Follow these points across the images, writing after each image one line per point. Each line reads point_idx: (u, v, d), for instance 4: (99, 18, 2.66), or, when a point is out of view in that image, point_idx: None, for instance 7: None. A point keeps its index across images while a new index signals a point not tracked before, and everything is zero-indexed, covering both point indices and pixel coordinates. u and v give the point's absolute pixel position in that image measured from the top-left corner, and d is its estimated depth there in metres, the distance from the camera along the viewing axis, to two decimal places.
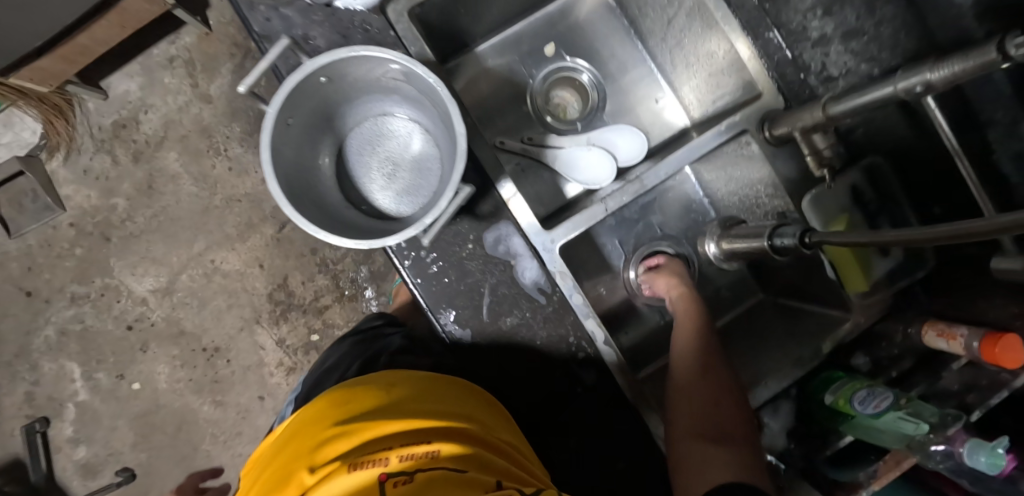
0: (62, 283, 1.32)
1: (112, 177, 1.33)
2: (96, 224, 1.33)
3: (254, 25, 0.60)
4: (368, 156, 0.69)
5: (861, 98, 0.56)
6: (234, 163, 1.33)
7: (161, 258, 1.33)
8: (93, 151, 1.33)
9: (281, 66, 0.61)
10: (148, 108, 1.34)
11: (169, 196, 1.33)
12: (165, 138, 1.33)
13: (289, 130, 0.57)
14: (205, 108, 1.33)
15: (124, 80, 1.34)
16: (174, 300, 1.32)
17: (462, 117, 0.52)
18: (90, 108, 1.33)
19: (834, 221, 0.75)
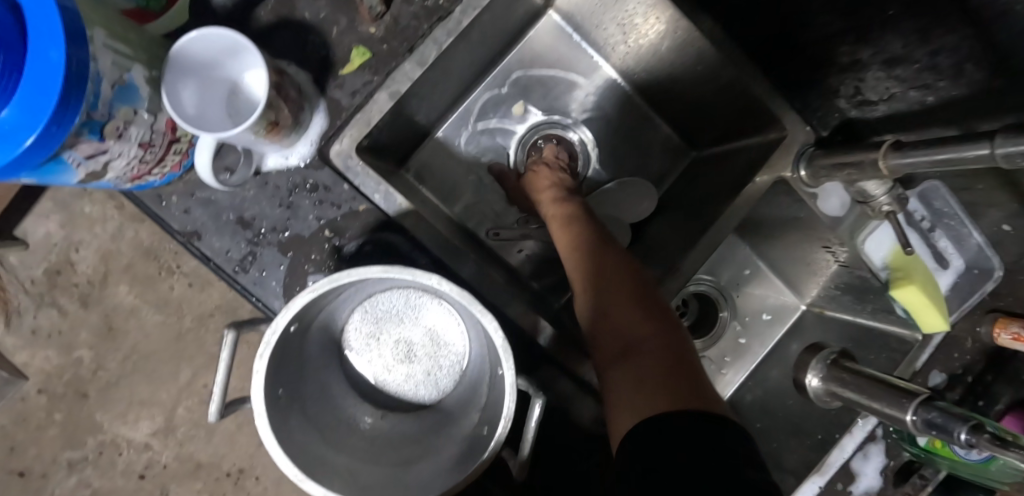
0: (51, 455, 1.09)
1: (66, 329, 1.07)
2: (67, 383, 1.08)
3: (173, 223, 0.49)
4: (369, 346, 0.50)
5: (932, 155, 0.39)
6: (192, 276, 1.07)
7: (150, 399, 1.09)
8: (35, 308, 1.06)
9: (220, 261, 0.49)
10: (78, 244, 1.05)
11: (135, 332, 1.07)
12: (109, 272, 1.06)
13: (305, 385, 0.45)
14: (140, 228, 1.05)
15: (40, 221, 1.05)
16: (178, 439, 1.09)
17: (495, 323, 0.39)
18: (15, 262, 1.05)
19: (898, 272, 0.55)
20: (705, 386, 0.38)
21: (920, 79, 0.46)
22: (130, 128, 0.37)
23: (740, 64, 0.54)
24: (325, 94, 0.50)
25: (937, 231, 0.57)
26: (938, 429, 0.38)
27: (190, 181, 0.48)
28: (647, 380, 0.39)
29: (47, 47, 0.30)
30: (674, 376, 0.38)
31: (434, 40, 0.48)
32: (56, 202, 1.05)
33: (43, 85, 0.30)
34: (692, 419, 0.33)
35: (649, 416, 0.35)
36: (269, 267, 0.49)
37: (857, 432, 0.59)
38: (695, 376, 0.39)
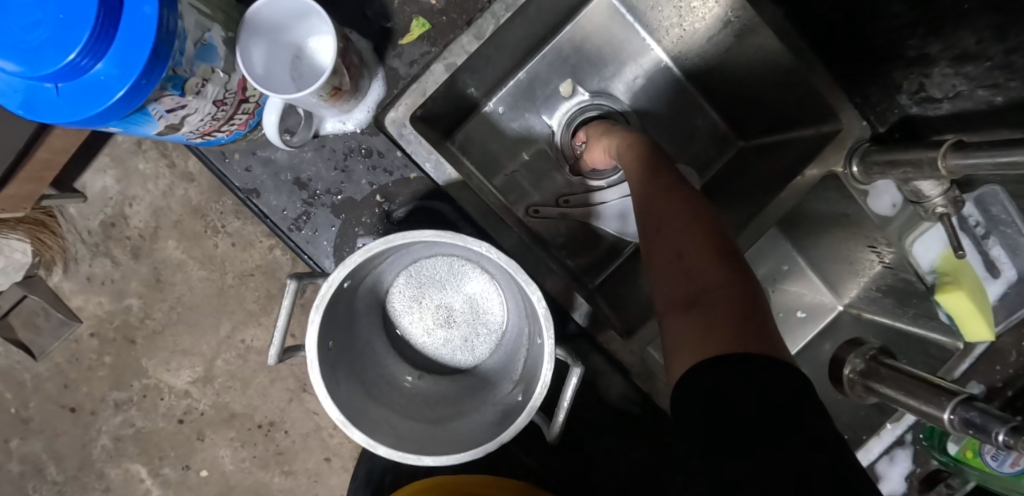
0: (100, 393, 1.10)
1: (118, 278, 1.08)
2: (118, 328, 1.10)
3: (234, 179, 0.51)
4: (412, 309, 0.52)
5: (996, 157, 0.38)
6: (236, 237, 1.08)
7: (192, 349, 1.10)
8: (90, 257, 1.07)
9: (277, 219, 0.51)
10: (132, 200, 1.07)
11: (181, 285, 1.09)
12: (160, 227, 1.07)
13: (353, 342, 0.48)
14: (190, 188, 1.06)
15: (98, 176, 1.06)
16: (216, 387, 1.11)
17: (538, 292, 0.40)
18: (73, 212, 1.07)
19: (948, 275, 0.52)
20: (774, 343, 0.36)
21: (991, 78, 0.44)
22: (206, 85, 0.40)
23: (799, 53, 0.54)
24: (384, 63, 0.51)
25: (991, 239, 0.54)
26: (976, 428, 0.39)
27: (253, 140, 0.50)
28: (714, 322, 0.37)
29: (141, 3, 0.32)
30: (747, 329, 0.36)
31: (492, 15, 0.49)
32: (114, 158, 1.06)
33: (137, 39, 0.32)
34: (760, 386, 0.32)
35: (711, 373, 0.33)
36: (322, 227, 0.51)
37: (885, 436, 0.58)
38: (764, 328, 0.37)
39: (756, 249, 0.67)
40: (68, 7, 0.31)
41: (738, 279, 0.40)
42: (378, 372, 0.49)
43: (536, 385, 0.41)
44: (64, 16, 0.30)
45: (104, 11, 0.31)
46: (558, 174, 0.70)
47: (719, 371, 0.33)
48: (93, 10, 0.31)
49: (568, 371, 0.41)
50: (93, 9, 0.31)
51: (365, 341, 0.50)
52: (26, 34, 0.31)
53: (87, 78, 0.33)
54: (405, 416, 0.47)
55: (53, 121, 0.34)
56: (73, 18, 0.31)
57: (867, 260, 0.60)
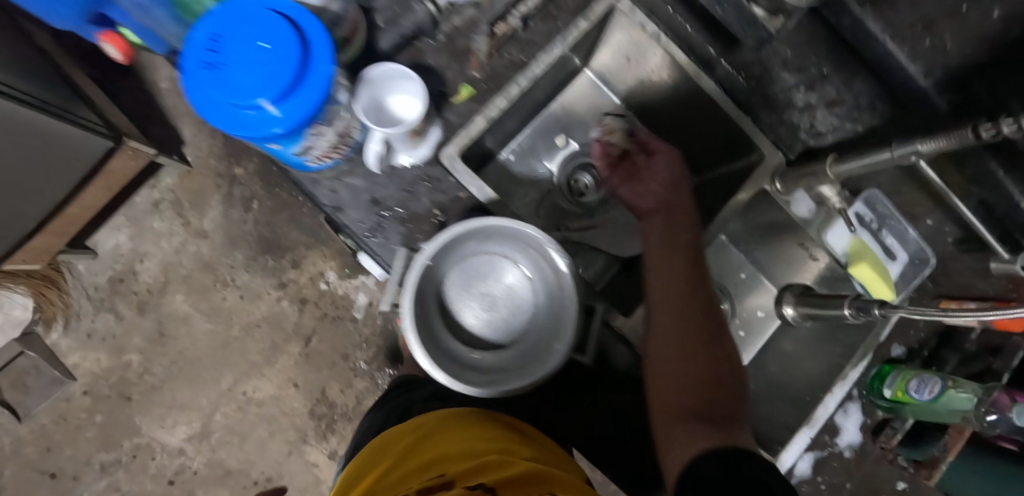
0: (85, 455, 1.27)
1: (120, 333, 1.30)
2: (113, 385, 1.29)
3: (323, 198, 0.66)
4: (463, 298, 0.66)
5: (863, 161, 0.59)
6: (243, 289, 1.33)
7: (189, 403, 1.30)
8: (93, 312, 1.30)
9: (356, 230, 0.66)
10: (143, 256, 1.32)
11: (184, 339, 1.31)
12: (168, 282, 1.32)
13: (424, 315, 0.62)
14: (202, 244, 1.33)
15: (111, 233, 1.32)
16: (212, 444, 1.29)
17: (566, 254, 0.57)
18: (81, 269, 1.31)
19: (857, 251, 0.70)
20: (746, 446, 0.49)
21: (851, 115, 0.66)
22: (335, 119, 0.56)
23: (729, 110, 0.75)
24: (440, 115, 0.69)
25: (884, 230, 0.71)
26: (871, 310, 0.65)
27: (340, 169, 0.66)
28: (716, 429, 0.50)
29: (321, 64, 0.50)
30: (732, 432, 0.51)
31: (518, 81, 0.68)
32: (128, 217, 1.33)
33: (315, 86, 0.50)
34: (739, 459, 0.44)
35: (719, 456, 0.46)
36: (392, 235, 0.66)
37: (836, 392, 0.73)
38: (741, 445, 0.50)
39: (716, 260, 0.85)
40: (278, 64, 0.48)
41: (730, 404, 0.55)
42: (442, 344, 0.62)
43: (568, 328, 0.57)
44: (277, 70, 0.48)
45: (299, 68, 0.49)
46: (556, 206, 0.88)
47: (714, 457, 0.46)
48: (294, 67, 0.48)
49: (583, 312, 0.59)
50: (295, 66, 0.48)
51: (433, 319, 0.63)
52: (246, 77, 0.48)
53: (275, 106, 0.49)
54: (466, 375, 0.60)
55: (243, 134, 0.50)
56: (280, 70, 0.48)
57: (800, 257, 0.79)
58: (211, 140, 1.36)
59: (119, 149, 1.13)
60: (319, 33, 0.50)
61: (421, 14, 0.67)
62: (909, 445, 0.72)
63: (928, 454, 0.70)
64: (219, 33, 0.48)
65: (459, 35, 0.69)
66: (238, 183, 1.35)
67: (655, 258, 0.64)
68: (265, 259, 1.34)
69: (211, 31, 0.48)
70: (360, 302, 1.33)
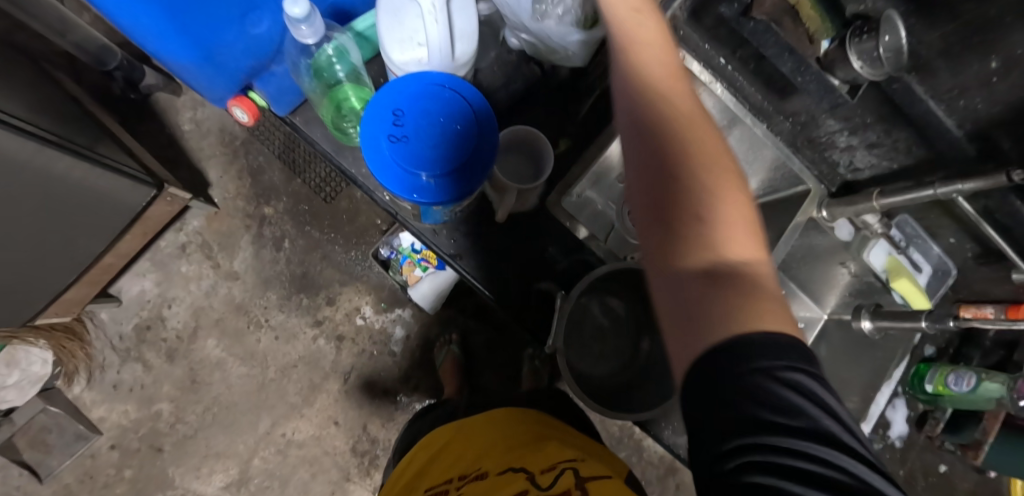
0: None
1: (148, 382, 1.26)
2: (143, 437, 1.24)
3: (444, 247, 0.70)
4: (584, 330, 0.70)
5: (907, 196, 0.72)
6: (277, 330, 1.32)
7: (226, 450, 1.27)
8: (119, 363, 1.25)
9: (475, 274, 0.71)
10: (171, 301, 1.29)
11: (218, 384, 1.28)
12: (199, 326, 1.29)
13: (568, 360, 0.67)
14: (234, 285, 1.32)
15: (136, 280, 1.29)
16: (252, 489, 1.26)
17: None
18: (104, 318, 1.26)
19: (895, 266, 0.81)
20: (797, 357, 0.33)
21: (889, 156, 0.78)
22: None
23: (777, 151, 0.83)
24: None
25: (911, 248, 0.82)
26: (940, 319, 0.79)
27: (457, 218, 0.71)
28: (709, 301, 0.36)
29: (489, 137, 0.55)
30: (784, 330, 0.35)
31: (607, 129, 0.75)
32: (154, 262, 1.30)
33: (484, 157, 0.55)
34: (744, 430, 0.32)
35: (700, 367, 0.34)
36: (509, 277, 0.71)
37: (885, 390, 0.84)
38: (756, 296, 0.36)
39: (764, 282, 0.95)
40: (456, 136, 0.54)
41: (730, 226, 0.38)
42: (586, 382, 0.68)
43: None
44: (454, 141, 0.54)
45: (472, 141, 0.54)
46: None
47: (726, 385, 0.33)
48: (469, 140, 0.54)
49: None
50: (469, 138, 0.54)
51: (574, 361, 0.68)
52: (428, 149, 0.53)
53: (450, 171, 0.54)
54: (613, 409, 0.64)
55: (416, 198, 0.54)
56: (456, 141, 0.54)
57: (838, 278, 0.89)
58: (240, 181, 1.34)
59: (160, 197, 1.11)
60: (487, 107, 0.55)
61: (533, 76, 0.73)
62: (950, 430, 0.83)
63: (970, 437, 0.81)
64: (401, 108, 0.54)
65: (556, 92, 0.74)
66: (268, 222, 1.34)
67: (634, 82, 0.43)
68: (299, 297, 1.33)
69: (393, 106, 0.54)
70: (397, 335, 1.35)
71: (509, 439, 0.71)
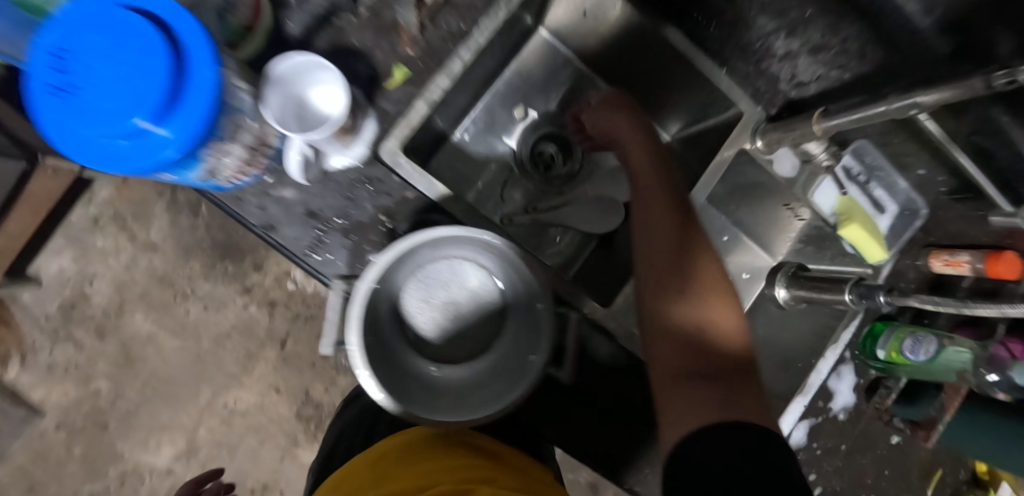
0: (73, 488, 1.23)
1: (83, 362, 1.22)
2: (87, 415, 1.22)
3: (251, 218, 0.58)
4: (424, 309, 0.60)
5: (855, 114, 0.54)
6: (206, 300, 1.24)
7: (171, 423, 1.24)
8: (51, 345, 1.21)
9: (294, 248, 0.58)
10: (92, 278, 1.22)
11: (153, 359, 1.23)
12: (125, 302, 1.22)
13: (379, 344, 0.55)
14: (154, 257, 1.23)
15: (52, 258, 1.21)
16: (201, 459, 1.26)
17: None
18: (27, 300, 1.21)
19: (848, 210, 0.67)
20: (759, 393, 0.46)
21: (838, 62, 0.60)
22: (240, 132, 0.48)
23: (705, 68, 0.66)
24: (373, 104, 0.59)
25: (872, 183, 0.68)
26: (869, 297, 0.62)
27: (265, 182, 0.57)
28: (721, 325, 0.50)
29: (201, 69, 0.41)
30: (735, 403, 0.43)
31: (459, 56, 0.59)
32: (68, 237, 1.21)
33: (199, 99, 0.41)
34: (753, 441, 0.39)
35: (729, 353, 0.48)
36: (337, 250, 0.58)
37: (829, 356, 0.70)
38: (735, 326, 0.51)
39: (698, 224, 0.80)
40: (144, 77, 0.39)
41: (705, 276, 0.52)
42: (406, 368, 0.57)
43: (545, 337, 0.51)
44: (141, 84, 0.39)
45: (174, 77, 0.40)
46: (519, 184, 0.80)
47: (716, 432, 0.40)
48: (163, 80, 0.39)
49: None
50: (163, 78, 0.39)
51: (390, 343, 0.57)
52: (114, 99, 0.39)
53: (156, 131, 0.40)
54: (431, 403, 0.53)
55: (123, 169, 0.40)
56: (147, 83, 0.39)
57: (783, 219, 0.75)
58: None
59: (38, 170, 1.00)
60: (193, 27, 0.40)
61: None
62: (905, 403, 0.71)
63: (925, 414, 0.69)
64: (60, 42, 0.38)
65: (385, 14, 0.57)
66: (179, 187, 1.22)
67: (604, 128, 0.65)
68: (224, 265, 1.24)
69: (49, 42, 0.38)
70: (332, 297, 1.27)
71: (470, 464, 0.48)
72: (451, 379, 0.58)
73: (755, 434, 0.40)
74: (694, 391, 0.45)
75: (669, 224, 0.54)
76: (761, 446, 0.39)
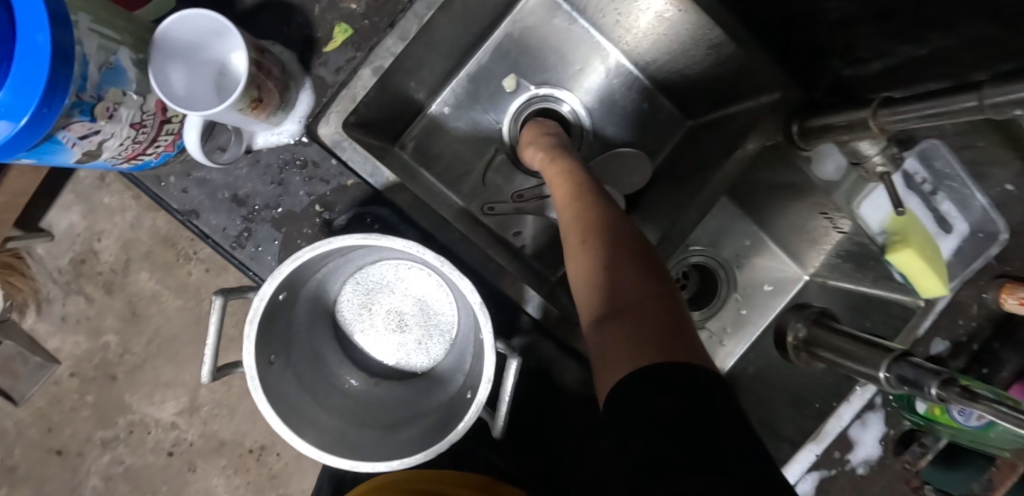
0: (85, 434, 1.10)
1: (93, 314, 1.08)
2: (97, 366, 1.09)
3: (172, 202, 0.51)
4: (362, 316, 0.51)
5: (929, 111, 0.40)
6: (208, 262, 1.07)
7: (175, 380, 1.09)
8: (63, 296, 1.08)
9: (218, 238, 0.51)
10: (100, 235, 1.06)
11: (157, 316, 1.08)
12: (130, 260, 1.07)
13: (298, 360, 0.47)
14: (158, 217, 1.06)
15: (62, 214, 1.06)
16: (203, 416, 1.10)
17: (469, 282, 0.40)
18: (42, 252, 1.06)
19: (901, 235, 0.55)
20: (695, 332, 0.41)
21: (911, 34, 0.45)
22: (120, 108, 0.40)
23: (742, 42, 0.55)
24: (310, 72, 0.51)
25: (938, 194, 0.57)
26: (910, 385, 0.37)
27: (187, 161, 0.50)
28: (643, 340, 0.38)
29: (32, 32, 0.33)
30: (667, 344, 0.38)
31: (414, 14, 0.49)
32: (78, 194, 1.05)
33: (31, 71, 0.33)
34: (686, 384, 0.34)
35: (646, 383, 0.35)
36: (264, 243, 0.51)
37: (854, 400, 0.59)
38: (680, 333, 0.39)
39: (718, 224, 0.70)
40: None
41: (635, 278, 0.43)
42: (333, 387, 0.49)
43: (480, 380, 0.41)
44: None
45: None
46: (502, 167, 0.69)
47: (645, 377, 0.35)
48: None
49: (506, 360, 0.41)
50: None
51: (315, 357, 0.49)
52: None
53: None
54: (352, 430, 0.45)
55: None
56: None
57: (819, 229, 0.63)
58: None
59: None
60: None
61: None
62: (941, 468, 0.61)
63: (965, 487, 0.60)
64: None
65: None
66: None
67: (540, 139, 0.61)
68: None
69: None
70: None
71: None
72: (387, 399, 0.50)
73: (689, 375, 0.35)
74: (621, 337, 0.40)
75: (581, 191, 0.51)
76: (696, 389, 0.34)
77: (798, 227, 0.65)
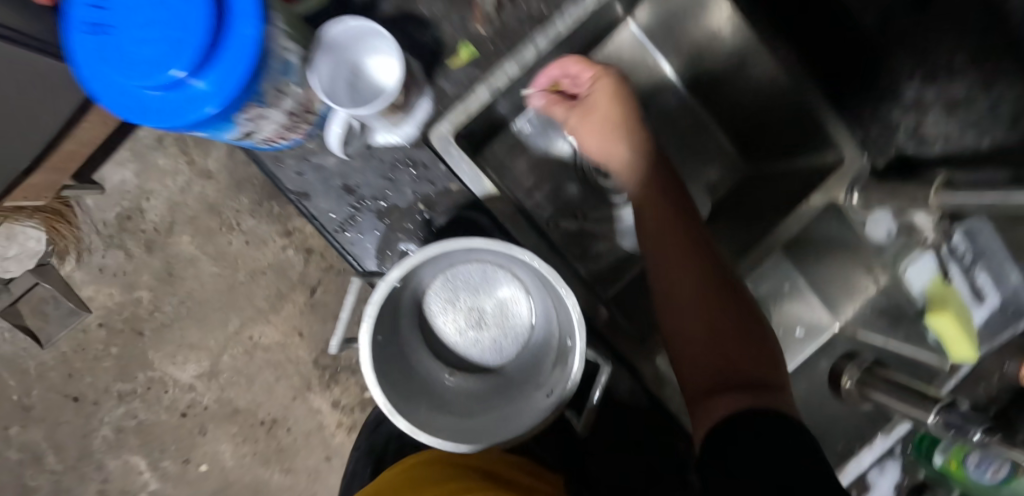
0: (104, 384, 1.09)
1: (130, 270, 1.07)
2: (126, 319, 1.08)
3: (287, 182, 0.55)
4: (446, 310, 0.56)
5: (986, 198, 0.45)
6: (250, 235, 1.06)
7: (199, 344, 1.09)
8: (104, 248, 1.07)
9: (324, 221, 0.55)
10: (149, 194, 1.06)
11: (192, 280, 1.08)
12: (175, 223, 1.06)
13: (389, 345, 0.51)
14: (207, 185, 1.05)
15: (116, 169, 1.06)
16: (221, 382, 1.10)
17: (574, 295, 0.44)
18: (89, 204, 1.06)
19: (943, 299, 0.60)
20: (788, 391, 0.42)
21: None
22: (283, 96, 0.44)
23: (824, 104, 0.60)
24: (433, 82, 0.55)
25: (977, 269, 0.63)
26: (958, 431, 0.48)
27: (306, 146, 0.55)
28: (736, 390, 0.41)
29: (244, 25, 0.37)
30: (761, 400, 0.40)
31: (537, 43, 0.54)
32: (134, 151, 1.05)
33: (237, 59, 0.37)
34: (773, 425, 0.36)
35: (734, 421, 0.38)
36: (367, 231, 0.55)
37: (876, 445, 0.64)
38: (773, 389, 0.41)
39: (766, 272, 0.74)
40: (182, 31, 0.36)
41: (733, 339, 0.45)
42: (416, 372, 0.53)
43: (567, 380, 0.45)
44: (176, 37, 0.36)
45: (210, 31, 0.36)
46: (572, 186, 0.73)
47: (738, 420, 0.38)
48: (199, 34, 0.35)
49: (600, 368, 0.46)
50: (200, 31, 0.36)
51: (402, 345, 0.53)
52: (144, 47, 0.36)
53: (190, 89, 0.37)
54: (433, 412, 0.50)
55: (152, 124, 0.38)
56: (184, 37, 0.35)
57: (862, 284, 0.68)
58: None
59: None
60: None
61: None
62: None
63: None
64: None
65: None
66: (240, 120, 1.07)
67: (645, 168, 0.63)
68: (271, 204, 1.06)
69: None
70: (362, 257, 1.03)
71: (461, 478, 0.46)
72: (461, 392, 0.55)
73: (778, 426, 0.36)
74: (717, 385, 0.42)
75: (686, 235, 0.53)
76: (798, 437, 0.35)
77: (839, 279, 0.69)
